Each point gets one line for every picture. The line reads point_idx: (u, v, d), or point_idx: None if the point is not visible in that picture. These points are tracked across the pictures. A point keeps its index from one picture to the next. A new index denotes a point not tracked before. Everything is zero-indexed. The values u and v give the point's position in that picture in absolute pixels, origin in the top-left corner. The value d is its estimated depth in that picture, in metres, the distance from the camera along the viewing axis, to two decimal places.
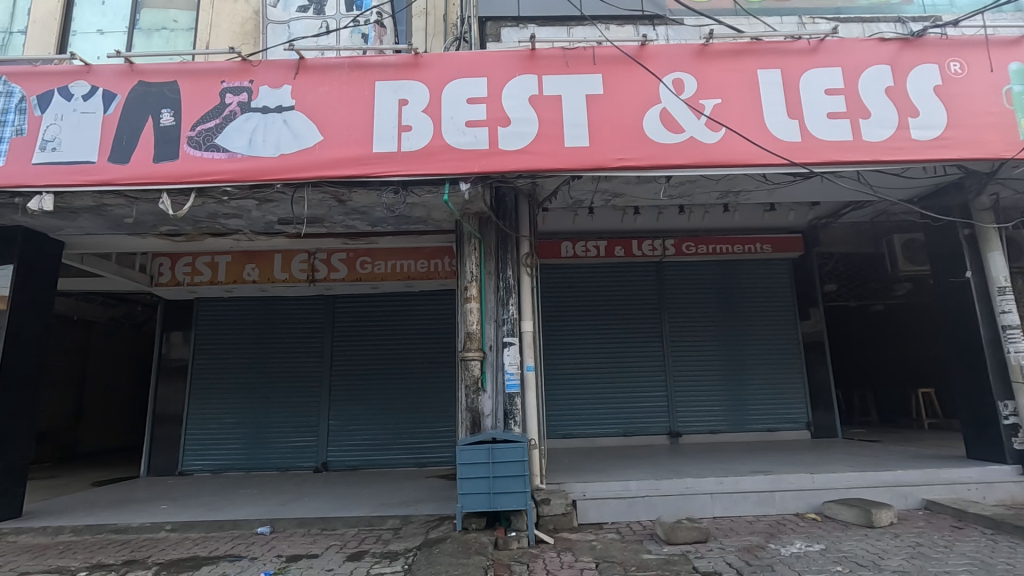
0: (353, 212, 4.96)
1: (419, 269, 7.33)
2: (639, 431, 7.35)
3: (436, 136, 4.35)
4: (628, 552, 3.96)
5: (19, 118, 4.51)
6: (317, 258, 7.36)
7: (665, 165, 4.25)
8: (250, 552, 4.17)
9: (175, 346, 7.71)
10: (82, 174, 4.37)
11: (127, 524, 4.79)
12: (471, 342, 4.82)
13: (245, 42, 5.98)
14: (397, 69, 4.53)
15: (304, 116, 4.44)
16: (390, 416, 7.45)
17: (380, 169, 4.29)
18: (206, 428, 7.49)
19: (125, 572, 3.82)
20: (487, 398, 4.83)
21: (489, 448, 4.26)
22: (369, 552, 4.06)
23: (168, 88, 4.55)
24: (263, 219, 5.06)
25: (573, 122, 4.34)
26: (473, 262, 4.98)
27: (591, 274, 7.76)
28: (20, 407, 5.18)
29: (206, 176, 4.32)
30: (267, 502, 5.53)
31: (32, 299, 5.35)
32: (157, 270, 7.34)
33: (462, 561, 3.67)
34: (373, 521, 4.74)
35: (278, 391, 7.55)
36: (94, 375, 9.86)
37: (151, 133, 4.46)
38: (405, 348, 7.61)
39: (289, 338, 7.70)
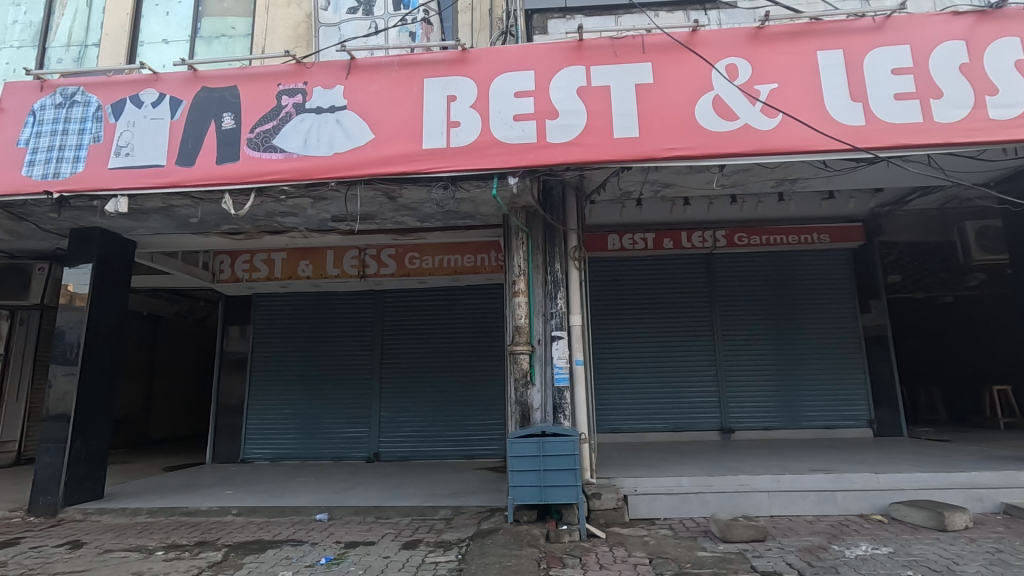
0: (403, 208, 5.05)
1: (466, 264, 7.41)
2: (688, 427, 7.21)
3: (485, 131, 4.37)
4: (682, 548, 3.90)
5: (97, 126, 4.81)
6: (367, 254, 7.56)
7: (719, 154, 4.13)
8: (311, 537, 4.33)
9: (234, 340, 8.06)
10: (153, 177, 4.61)
11: (198, 507, 5.08)
12: (520, 336, 4.84)
13: (298, 45, 6.15)
14: (446, 64, 4.57)
15: (355, 115, 4.55)
16: (439, 408, 7.58)
17: (430, 165, 4.35)
18: (264, 418, 7.82)
19: (197, 552, 4.04)
20: (536, 391, 4.85)
21: (539, 441, 4.28)
22: (424, 540, 4.15)
23: (229, 93, 4.75)
24: (317, 216, 5.22)
25: (622, 112, 4.27)
26: (521, 256, 4.99)
27: (639, 267, 7.63)
28: (99, 396, 5.55)
29: (265, 176, 4.50)
30: (324, 490, 5.74)
31: (109, 295, 5.71)
32: (219, 267, 7.70)
33: (514, 553, 3.70)
34: (426, 510, 4.84)
35: (331, 383, 7.81)
36: (162, 366, 10.43)
37: (214, 136, 4.67)
38: (452, 341, 7.72)
39: (341, 332, 7.93)
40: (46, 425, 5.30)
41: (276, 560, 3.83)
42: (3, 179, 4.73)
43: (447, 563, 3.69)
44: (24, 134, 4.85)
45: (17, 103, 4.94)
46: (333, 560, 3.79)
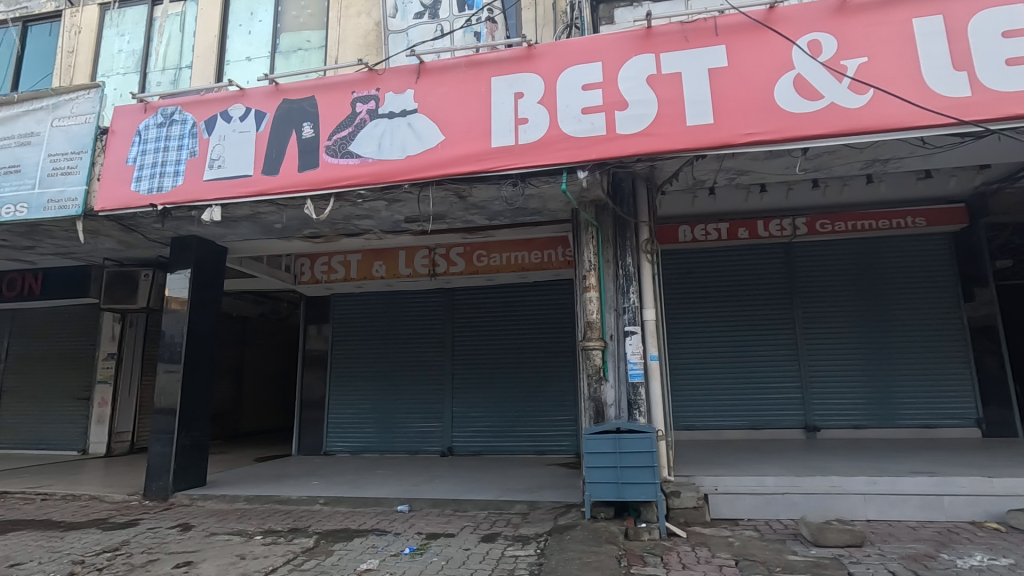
0: (472, 207, 5.13)
1: (533, 260, 7.41)
2: (769, 424, 6.89)
3: (553, 126, 4.36)
4: (770, 551, 3.73)
5: (192, 141, 5.19)
6: (437, 253, 7.74)
7: (803, 137, 3.89)
8: (394, 527, 4.50)
9: (315, 338, 8.49)
10: (243, 186, 4.94)
11: (288, 496, 5.40)
12: (592, 331, 4.80)
13: (369, 53, 6.36)
14: (512, 62, 4.59)
15: (425, 118, 4.66)
16: (510, 404, 7.65)
17: (498, 163, 4.38)
18: (344, 412, 8.19)
19: (292, 538, 4.30)
20: (610, 387, 4.78)
21: (615, 437, 4.23)
22: (502, 534, 4.21)
23: (308, 103, 5.00)
24: (391, 218, 5.40)
25: (695, 99, 4.12)
26: (591, 251, 4.94)
27: (713, 258, 7.36)
28: (200, 392, 6.02)
29: (343, 181, 4.70)
30: (402, 483, 5.94)
31: (206, 298, 6.16)
32: (299, 270, 8.11)
33: (594, 549, 3.68)
34: (502, 505, 4.91)
35: (405, 380, 8.06)
36: (250, 364, 11.14)
37: (296, 145, 4.93)
38: (521, 337, 7.77)
39: (414, 330, 8.17)
40: (156, 418, 5.81)
41: (363, 548, 4.00)
42: (116, 195, 5.22)
43: (526, 557, 3.73)
44: (131, 152, 5.32)
45: (125, 124, 5.43)
46: (416, 550, 3.92)
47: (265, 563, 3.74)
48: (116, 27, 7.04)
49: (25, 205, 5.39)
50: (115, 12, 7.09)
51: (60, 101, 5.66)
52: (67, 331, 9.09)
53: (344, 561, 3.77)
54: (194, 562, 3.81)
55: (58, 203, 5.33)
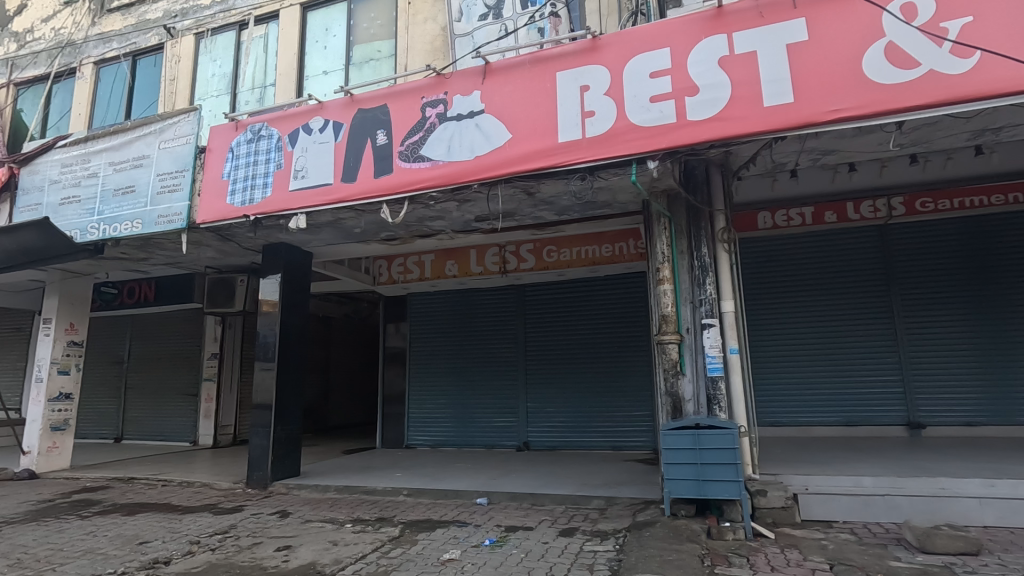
0: (541, 203, 5.14)
1: (604, 254, 7.31)
2: (866, 421, 6.43)
3: (621, 117, 4.28)
4: (869, 556, 3.49)
5: (278, 155, 5.56)
6: (507, 250, 7.81)
7: (897, 109, 3.58)
8: (474, 519, 4.63)
9: (393, 336, 8.84)
10: (325, 194, 5.23)
11: (375, 487, 5.67)
12: (667, 325, 4.68)
13: (436, 58, 6.51)
14: (576, 55, 4.55)
15: (492, 118, 4.73)
16: (584, 399, 7.62)
17: (566, 158, 4.37)
18: (423, 407, 8.49)
19: (379, 526, 4.52)
20: (687, 381, 4.64)
21: (694, 433, 4.12)
22: (580, 529, 4.21)
23: (381, 111, 5.23)
24: (462, 218, 5.51)
25: (773, 77, 3.91)
26: (664, 242, 4.81)
27: (796, 245, 6.94)
28: (292, 388, 6.44)
29: (415, 184, 4.86)
30: (480, 476, 6.08)
31: (295, 301, 6.58)
32: (377, 271, 8.45)
33: (674, 547, 3.61)
34: (579, 500, 4.91)
35: (480, 375, 8.23)
36: (336, 361, 11.79)
37: (371, 152, 5.16)
38: (594, 332, 7.71)
39: (487, 326, 8.32)
40: (255, 412, 6.29)
41: (446, 538, 4.15)
42: (214, 208, 5.70)
43: (605, 552, 3.71)
44: (226, 168, 5.78)
45: (220, 142, 5.91)
46: (496, 542, 4.01)
47: (356, 549, 3.96)
48: (209, 53, 7.66)
49: (139, 221, 5.99)
50: (208, 39, 7.70)
51: (165, 125, 6.25)
52: (176, 333, 10.01)
53: (428, 550, 3.92)
54: (293, 546, 4.11)
55: (166, 218, 5.88)
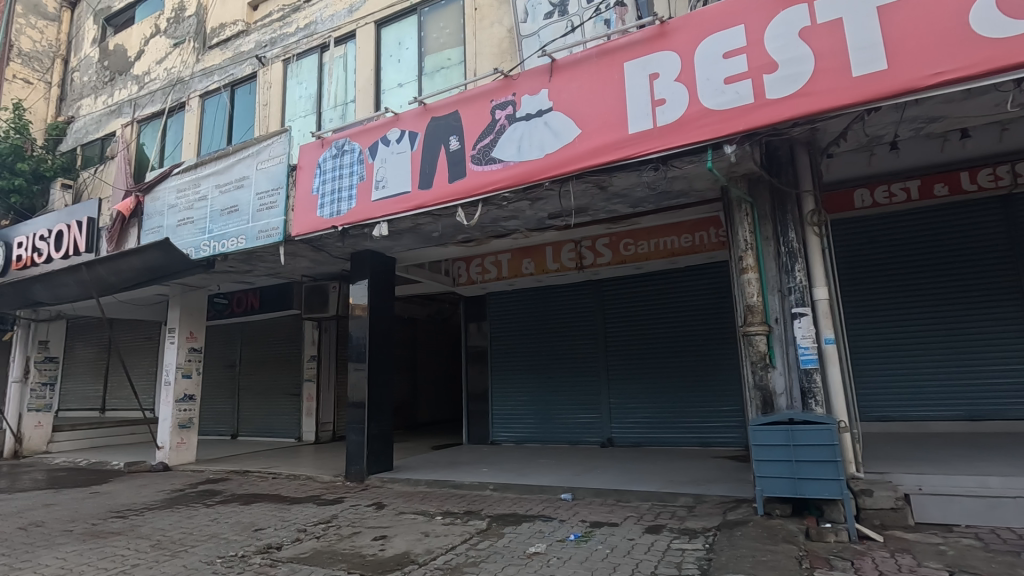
0: (614, 196, 5.07)
1: (683, 245, 7.05)
2: (992, 415, 5.78)
3: (693, 102, 4.14)
4: (997, 565, 3.16)
5: (361, 167, 5.90)
6: (583, 246, 7.71)
7: (1014, 66, 3.19)
8: (558, 514, 4.66)
9: (475, 335, 9.06)
10: (404, 202, 5.48)
11: (462, 482, 5.87)
12: (754, 316, 4.45)
13: (504, 60, 6.59)
14: (644, 43, 4.46)
15: (561, 114, 4.74)
16: (669, 395, 7.43)
17: (637, 149, 4.29)
18: (506, 404, 8.65)
19: (467, 519, 4.68)
20: (778, 374, 4.41)
21: (788, 429, 3.92)
22: (667, 526, 4.12)
23: (453, 118, 5.40)
24: (536, 215, 5.56)
25: (862, 44, 3.61)
26: (746, 229, 4.59)
27: (900, 223, 6.35)
28: (383, 387, 6.80)
29: (488, 187, 4.97)
30: (564, 472, 6.11)
31: (382, 304, 6.94)
32: (457, 273, 8.68)
33: (769, 548, 3.45)
34: (666, 497, 4.80)
35: (561, 372, 8.25)
36: (422, 361, 12.28)
37: (445, 158, 5.34)
38: (677, 325, 7.49)
39: (566, 323, 8.31)
40: (350, 410, 6.71)
41: (531, 533, 4.21)
42: (307, 221, 6.14)
43: (694, 551, 3.61)
44: (315, 183, 6.21)
45: (309, 160, 6.37)
46: (581, 537, 4.02)
47: (446, 541, 4.13)
48: (296, 77, 8.24)
49: (243, 237, 6.57)
50: (295, 64, 8.28)
51: (261, 147, 6.81)
52: (279, 338, 10.87)
53: (515, 543, 4.01)
54: (389, 536, 4.36)
55: (266, 233, 6.40)
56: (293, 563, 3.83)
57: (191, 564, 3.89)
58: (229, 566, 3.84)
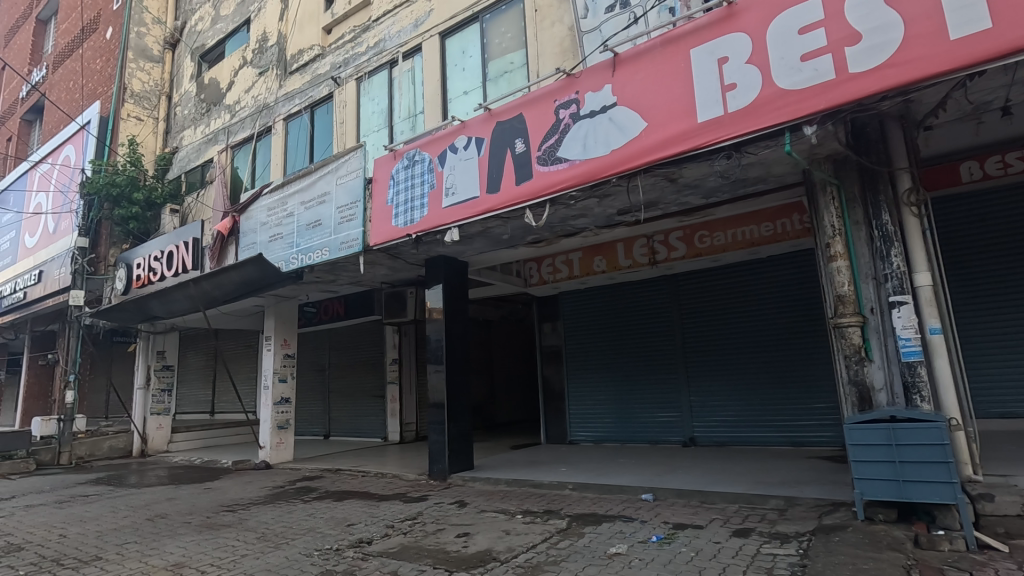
0: (686, 188, 4.90)
1: (764, 234, 6.68)
2: None
3: (767, 84, 3.93)
4: None
5: (431, 176, 6.09)
6: (655, 240, 7.50)
7: None
8: (640, 515, 4.58)
9: (549, 335, 9.07)
10: (473, 207, 5.60)
11: (542, 481, 5.90)
12: (845, 306, 4.16)
13: (566, 59, 6.54)
14: (711, 27, 4.29)
15: (626, 109, 4.66)
16: (755, 392, 7.09)
17: (707, 138, 4.13)
18: (583, 403, 8.60)
19: (547, 518, 4.70)
20: (876, 368, 4.10)
21: (888, 428, 3.62)
22: (756, 530, 3.94)
23: (517, 121, 5.46)
24: (605, 212, 5.49)
25: (960, 4, 3.28)
26: (833, 214, 4.29)
27: (1019, 197, 5.68)
28: (461, 388, 6.98)
29: (555, 186, 4.98)
30: (645, 472, 6.00)
31: (457, 308, 7.12)
32: (528, 274, 8.71)
33: (871, 555, 3.22)
34: (754, 499, 4.59)
35: (638, 370, 8.09)
36: (498, 362, 12.46)
37: (511, 161, 5.41)
38: (761, 319, 7.13)
39: (641, 320, 8.13)
40: (431, 410, 6.93)
41: (612, 533, 4.17)
42: (383, 231, 6.43)
43: (787, 556, 3.42)
44: (390, 194, 6.50)
45: (383, 172, 6.67)
46: (663, 539, 3.93)
47: (527, 539, 4.17)
48: (369, 93, 8.64)
49: (327, 249, 6.98)
50: (367, 81, 8.68)
51: (339, 163, 7.21)
52: (363, 343, 11.42)
53: (595, 543, 3.98)
54: (472, 533, 4.48)
55: (347, 244, 6.76)
56: (383, 557, 4.03)
57: (292, 556, 4.19)
58: (325, 559, 4.10)
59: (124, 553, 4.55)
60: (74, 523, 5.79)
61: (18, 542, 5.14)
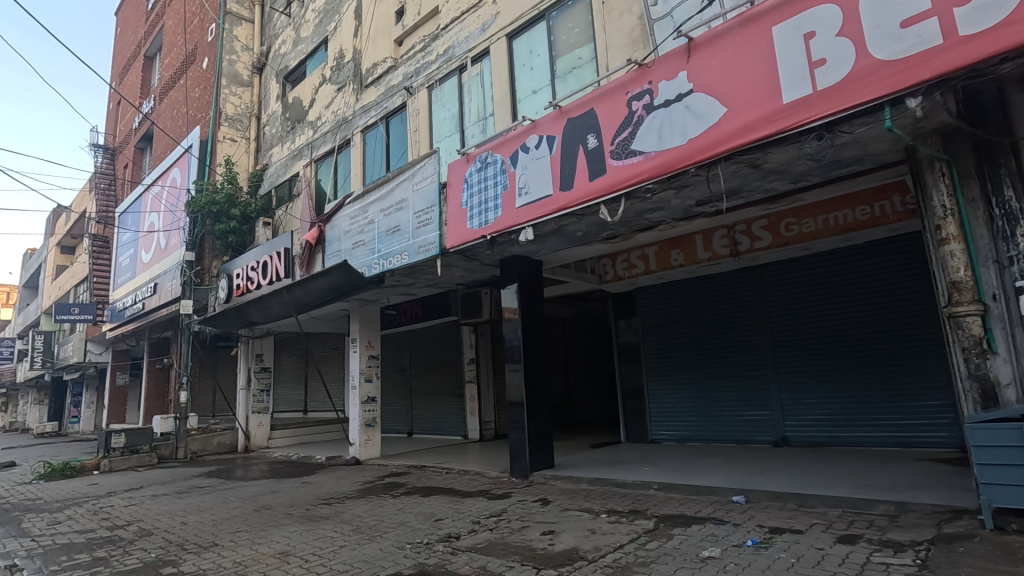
0: (771, 174, 4.64)
1: (859, 219, 6.16)
2: None
3: (861, 57, 3.64)
4: None
5: (504, 177, 6.16)
6: (737, 230, 7.14)
7: None
8: (732, 517, 4.40)
9: (626, 332, 8.89)
10: (547, 205, 5.60)
11: (625, 480, 5.81)
12: (962, 293, 3.75)
13: (636, 49, 6.36)
14: (795, 1, 4.04)
15: (703, 95, 4.50)
16: (853, 389, 6.61)
17: (793, 119, 3.89)
18: (664, 401, 8.37)
19: (633, 518, 4.62)
20: (1001, 361, 3.69)
21: (1020, 428, 3.24)
22: (864, 537, 3.66)
23: (589, 116, 5.42)
24: (683, 204, 5.30)
25: None
26: (943, 192, 3.89)
27: None
28: (539, 386, 7.01)
29: (630, 180, 4.88)
30: (734, 473, 5.75)
31: (533, 307, 7.15)
32: (603, 270, 8.61)
33: (1004, 569, 2.91)
34: (859, 503, 4.28)
35: (722, 367, 7.76)
36: (574, 360, 12.40)
37: (584, 157, 5.37)
38: (858, 310, 6.64)
39: (724, 315, 7.80)
40: (511, 409, 7.00)
41: (703, 535, 4.03)
42: (459, 233, 6.58)
43: (902, 566, 3.15)
44: (464, 197, 6.64)
45: (457, 176, 6.83)
46: (759, 543, 3.75)
47: (614, 539, 4.11)
48: (440, 99, 8.87)
49: (406, 253, 7.23)
50: (438, 89, 8.91)
51: (415, 170, 7.45)
52: (442, 343, 11.74)
53: (686, 545, 3.86)
54: (557, 531, 4.48)
55: (424, 247, 6.97)
56: (472, 553, 4.12)
57: (387, 548, 4.39)
58: (417, 552, 4.25)
59: (237, 541, 4.95)
60: (193, 511, 6.37)
61: (148, 527, 5.73)
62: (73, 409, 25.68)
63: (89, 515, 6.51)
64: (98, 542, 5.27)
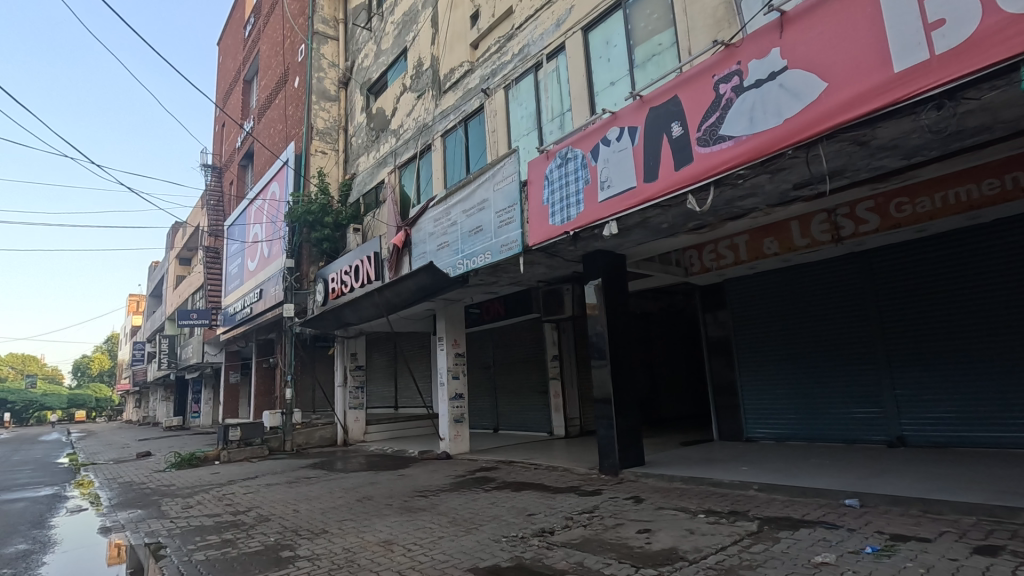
0: (881, 150, 4.26)
1: (985, 194, 5.52)
2: None
3: (988, 13, 3.26)
4: None
5: (585, 171, 6.12)
6: (838, 214, 6.63)
7: None
8: (845, 522, 4.11)
9: (716, 326, 8.54)
10: (630, 198, 5.48)
11: (721, 479, 5.59)
12: None
13: (720, 29, 6.06)
14: None
15: (800, 72, 4.23)
16: (982, 383, 5.94)
17: (907, 89, 3.54)
18: (761, 398, 7.96)
19: (734, 520, 4.43)
20: None
21: None
22: (1007, 548, 3.29)
23: (672, 103, 5.25)
24: (779, 188, 4.99)
25: None
26: None
27: None
28: (627, 383, 6.89)
29: (720, 167, 4.67)
30: (844, 474, 5.36)
31: (618, 302, 7.03)
32: (689, 262, 8.29)
33: None
34: (998, 512, 3.84)
35: (825, 361, 7.27)
36: (661, 355, 12.08)
37: (669, 146, 5.21)
38: (985, 297, 5.96)
39: (826, 305, 7.29)
40: (598, 405, 6.94)
41: (814, 540, 3.79)
42: (541, 230, 6.60)
43: None
44: (545, 194, 6.66)
45: (538, 173, 6.87)
46: (880, 551, 3.47)
47: (714, 540, 3.97)
48: (517, 99, 8.94)
49: (488, 253, 7.36)
50: (515, 88, 8.99)
51: (494, 170, 7.57)
52: (524, 340, 11.85)
53: (795, 549, 3.65)
54: (653, 529, 4.40)
55: (506, 246, 7.05)
56: (567, 548, 4.14)
57: (483, 540, 4.51)
58: (513, 545, 4.33)
59: (343, 528, 5.28)
60: (302, 500, 6.87)
61: (265, 514, 6.25)
62: (194, 404, 28.54)
63: (215, 501, 7.21)
64: (224, 525, 5.82)
